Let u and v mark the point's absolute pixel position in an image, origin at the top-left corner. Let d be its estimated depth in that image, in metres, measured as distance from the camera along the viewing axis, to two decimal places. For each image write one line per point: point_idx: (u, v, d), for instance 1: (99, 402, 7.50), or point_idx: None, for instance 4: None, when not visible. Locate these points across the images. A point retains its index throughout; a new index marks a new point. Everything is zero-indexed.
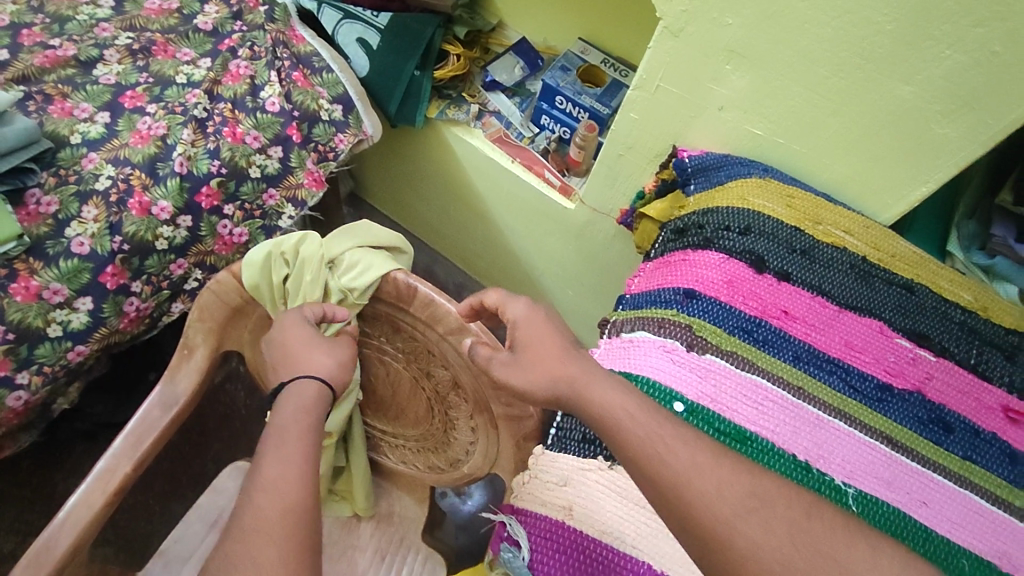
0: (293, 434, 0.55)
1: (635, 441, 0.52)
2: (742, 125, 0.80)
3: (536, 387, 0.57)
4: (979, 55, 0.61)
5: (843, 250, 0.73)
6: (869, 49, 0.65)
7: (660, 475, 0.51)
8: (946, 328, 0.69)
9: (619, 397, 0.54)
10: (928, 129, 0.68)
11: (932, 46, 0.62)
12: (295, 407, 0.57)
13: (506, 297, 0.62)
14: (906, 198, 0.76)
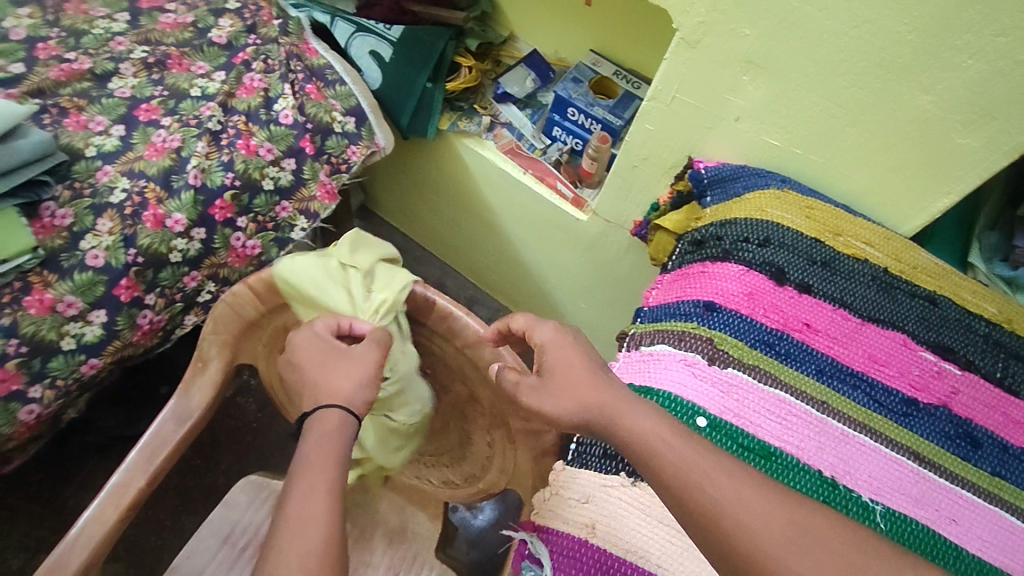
0: (323, 461, 0.55)
1: (668, 469, 0.50)
2: (759, 136, 0.79)
3: (565, 412, 0.55)
4: (1002, 64, 0.60)
5: (864, 262, 0.72)
6: (891, 58, 0.65)
7: (694, 504, 0.48)
8: (971, 341, 0.68)
9: (652, 424, 0.53)
10: (949, 139, 0.68)
11: (953, 55, 0.62)
12: (322, 430, 0.57)
13: (532, 320, 0.61)
14: (927, 209, 0.75)
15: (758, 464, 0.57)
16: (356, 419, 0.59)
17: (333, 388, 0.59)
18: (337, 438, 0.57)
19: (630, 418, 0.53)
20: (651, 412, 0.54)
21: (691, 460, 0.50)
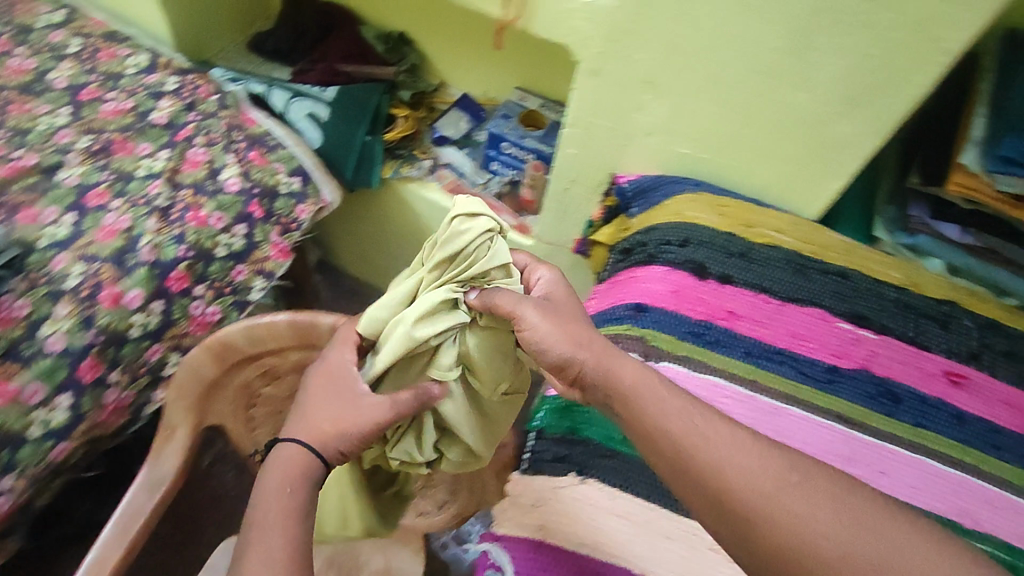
0: (276, 517, 0.55)
1: (673, 428, 0.50)
2: (669, 147, 0.86)
3: (557, 341, 0.56)
4: (859, 59, 0.67)
5: (778, 248, 0.78)
6: (765, 65, 0.72)
7: (697, 460, 0.49)
8: (883, 307, 0.74)
9: (637, 370, 0.54)
10: (832, 129, 0.74)
11: (817, 56, 0.69)
12: (275, 479, 0.58)
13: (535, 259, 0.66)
14: (825, 193, 0.81)
15: None
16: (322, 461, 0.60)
17: (309, 428, 0.61)
18: (287, 493, 0.57)
19: (616, 362, 0.55)
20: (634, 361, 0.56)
21: (680, 416, 0.51)
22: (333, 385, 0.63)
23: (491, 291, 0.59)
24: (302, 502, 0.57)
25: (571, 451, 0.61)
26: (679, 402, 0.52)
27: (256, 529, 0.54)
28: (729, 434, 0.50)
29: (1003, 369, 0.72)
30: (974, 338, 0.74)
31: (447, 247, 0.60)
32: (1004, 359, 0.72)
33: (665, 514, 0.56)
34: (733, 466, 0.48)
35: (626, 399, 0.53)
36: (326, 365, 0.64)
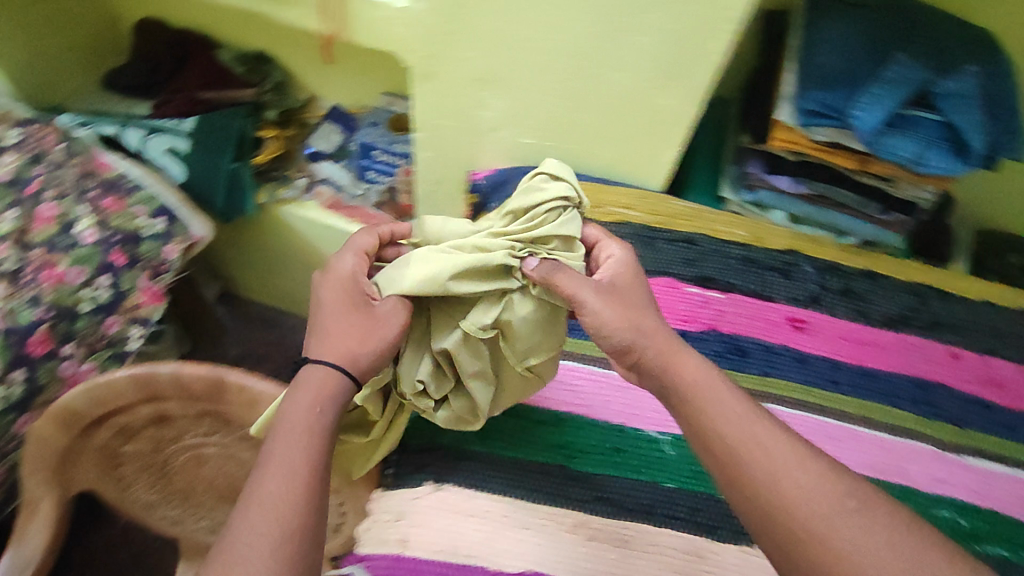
0: (300, 434, 0.49)
1: (730, 433, 0.48)
2: (516, 139, 0.86)
3: (618, 327, 0.55)
4: (661, 35, 0.68)
5: (625, 225, 0.81)
6: (581, 50, 0.73)
7: (747, 468, 0.46)
8: (729, 265, 0.78)
9: (703, 370, 0.53)
10: (656, 103, 0.75)
11: (624, 35, 0.69)
12: (305, 395, 0.51)
13: (608, 234, 0.62)
14: (663, 163, 0.82)
15: (549, 432, 0.64)
16: (352, 380, 0.53)
17: (333, 346, 0.54)
18: (316, 414, 0.50)
19: (682, 359, 0.54)
20: (704, 361, 0.54)
21: (736, 414, 0.50)
22: (350, 288, 0.57)
23: (556, 267, 0.55)
24: (328, 425, 0.50)
25: (429, 459, 0.63)
26: (739, 405, 0.50)
27: (275, 444, 0.48)
28: (776, 435, 0.48)
29: (842, 308, 0.77)
30: (814, 282, 0.78)
31: (524, 199, 0.59)
32: (842, 298, 0.78)
33: (520, 503, 0.59)
34: (771, 461, 0.46)
35: (687, 397, 0.52)
36: (340, 274, 0.58)
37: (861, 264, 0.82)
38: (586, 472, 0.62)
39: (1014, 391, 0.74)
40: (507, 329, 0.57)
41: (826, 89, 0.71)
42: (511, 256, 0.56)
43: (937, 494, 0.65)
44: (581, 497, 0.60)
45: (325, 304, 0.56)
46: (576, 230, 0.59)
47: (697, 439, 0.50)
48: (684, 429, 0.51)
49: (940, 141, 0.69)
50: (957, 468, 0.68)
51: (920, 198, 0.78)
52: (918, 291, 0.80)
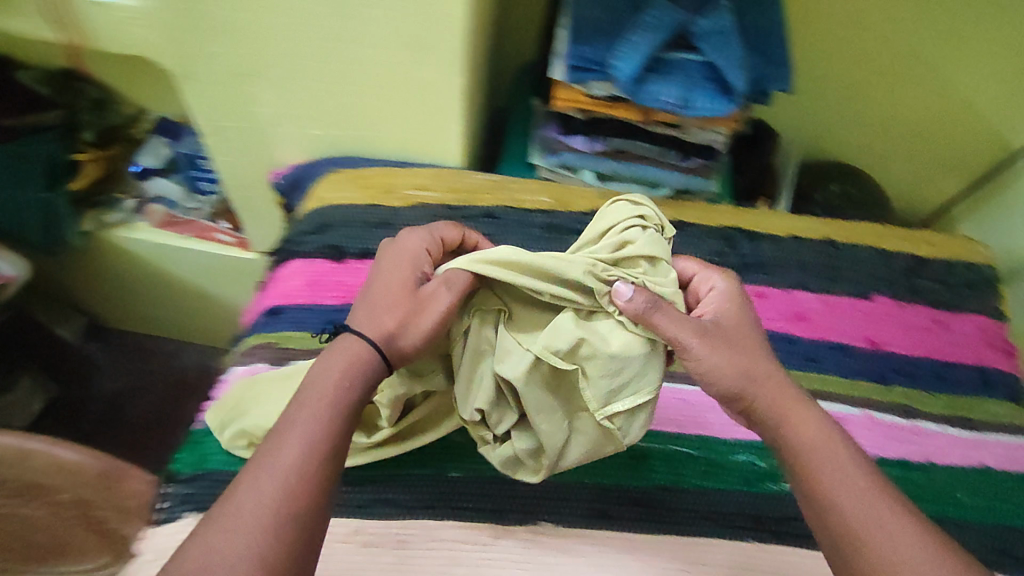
0: (322, 404, 0.47)
1: (840, 502, 0.45)
2: (302, 131, 0.81)
3: (729, 374, 0.51)
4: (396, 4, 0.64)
5: (420, 207, 0.77)
6: (325, 30, 0.68)
7: (859, 535, 0.44)
8: (529, 234, 0.77)
9: (820, 431, 0.49)
10: (420, 76, 0.71)
11: (360, 10, 0.65)
12: (341, 361, 0.49)
13: (706, 267, 0.57)
14: (450, 139, 0.79)
15: None
16: (383, 364, 0.51)
17: (374, 323, 0.51)
18: (342, 387, 0.48)
19: (800, 414, 0.50)
20: (820, 416, 0.50)
21: (843, 474, 0.46)
22: (410, 261, 0.55)
23: (654, 304, 0.49)
24: (350, 401, 0.48)
25: (196, 488, 0.60)
26: (857, 473, 0.46)
27: (295, 414, 0.46)
28: (883, 506, 0.45)
29: None
30: None
31: (598, 226, 0.55)
32: None
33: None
34: (869, 527, 0.44)
35: (801, 457, 0.48)
36: (415, 248, 0.56)
37: (667, 214, 0.81)
38: (360, 475, 0.60)
39: (818, 323, 0.74)
40: (586, 366, 0.50)
41: (590, 40, 0.67)
42: (592, 273, 0.49)
43: (885, 456, 0.66)
44: (357, 503, 0.59)
45: (375, 290, 0.54)
46: (663, 251, 0.52)
47: (808, 501, 0.46)
48: (793, 481, 0.48)
49: (708, 82, 0.67)
50: (982, 448, 0.68)
51: (713, 139, 0.77)
52: (727, 236, 0.79)
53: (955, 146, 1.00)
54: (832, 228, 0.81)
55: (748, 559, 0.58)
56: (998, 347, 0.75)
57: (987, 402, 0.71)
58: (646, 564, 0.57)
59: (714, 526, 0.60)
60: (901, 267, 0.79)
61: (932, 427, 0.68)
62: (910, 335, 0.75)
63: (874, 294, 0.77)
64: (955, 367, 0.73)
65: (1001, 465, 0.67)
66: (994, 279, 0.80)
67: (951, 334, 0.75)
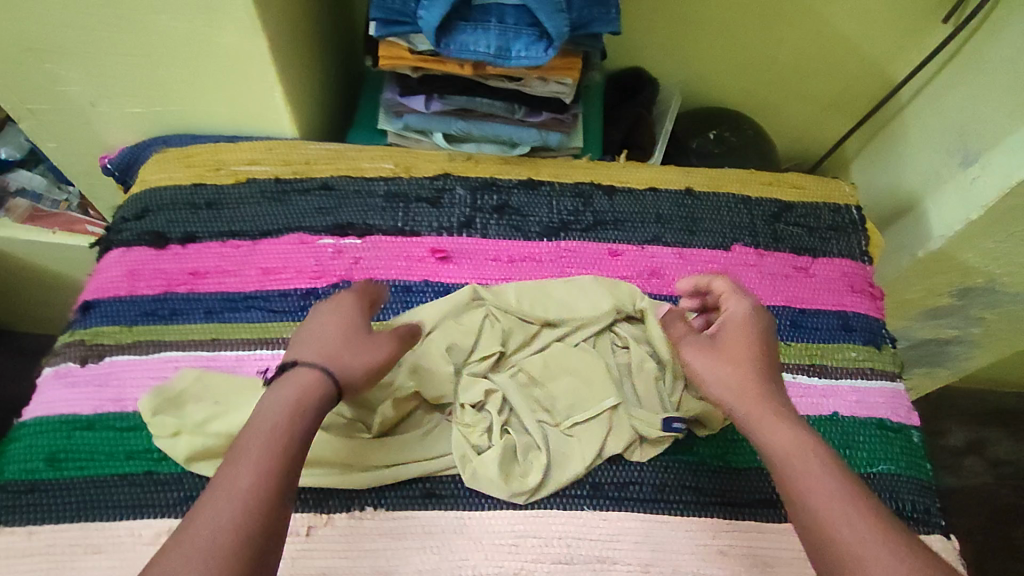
0: (270, 430, 0.46)
1: (814, 504, 0.44)
2: (124, 109, 0.74)
3: (714, 385, 0.53)
4: None
5: (250, 184, 0.73)
6: None
7: (834, 540, 0.42)
8: (369, 205, 0.73)
9: (794, 437, 0.48)
10: (227, 42, 0.63)
11: None
12: (290, 392, 0.49)
13: (735, 287, 0.57)
14: (279, 109, 0.73)
15: (132, 438, 0.60)
16: (333, 387, 0.50)
17: (329, 355, 0.51)
18: (293, 419, 0.47)
19: (775, 424, 0.49)
20: (797, 424, 0.49)
21: (816, 476, 0.45)
22: (348, 308, 0.55)
23: (676, 318, 0.60)
24: (299, 431, 0.47)
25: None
26: (829, 479, 0.45)
27: (244, 442, 0.46)
28: (852, 508, 0.43)
29: (495, 227, 0.72)
30: (466, 205, 0.74)
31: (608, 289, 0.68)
32: (495, 216, 0.73)
33: (95, 526, 0.57)
34: (838, 525, 0.43)
35: (777, 463, 0.47)
36: (342, 304, 0.56)
37: (520, 174, 0.76)
38: (176, 473, 0.59)
39: (672, 278, 0.71)
40: (618, 422, 0.61)
41: None
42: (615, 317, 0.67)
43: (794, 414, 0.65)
44: (170, 502, 0.58)
45: (329, 336, 0.53)
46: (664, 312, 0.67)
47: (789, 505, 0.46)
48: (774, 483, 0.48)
49: (527, 28, 0.62)
50: (894, 398, 0.67)
51: (560, 92, 0.72)
52: (582, 191, 0.75)
53: (836, 77, 0.98)
54: (693, 176, 0.78)
55: (582, 528, 0.58)
56: (863, 291, 0.73)
57: (843, 349, 0.69)
58: (476, 542, 0.57)
59: (549, 498, 0.59)
60: (763, 214, 0.76)
61: (784, 378, 0.66)
62: (769, 284, 0.71)
63: (733, 243, 0.73)
64: (814, 315, 0.70)
65: (851, 412, 0.65)
66: (861, 219, 0.77)
67: (813, 280, 0.72)
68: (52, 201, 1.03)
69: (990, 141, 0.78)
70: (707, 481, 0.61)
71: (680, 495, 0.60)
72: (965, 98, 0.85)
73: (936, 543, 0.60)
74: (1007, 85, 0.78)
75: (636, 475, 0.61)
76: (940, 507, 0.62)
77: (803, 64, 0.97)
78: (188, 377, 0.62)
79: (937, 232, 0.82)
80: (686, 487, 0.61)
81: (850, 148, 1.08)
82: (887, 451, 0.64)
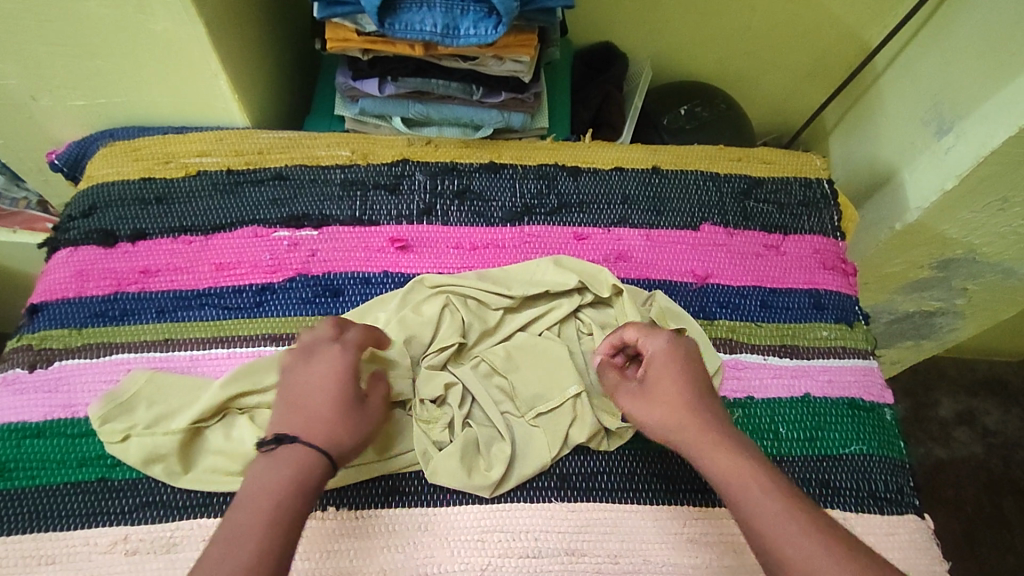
0: (263, 506, 0.44)
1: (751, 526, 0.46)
2: (67, 103, 0.71)
3: (653, 427, 0.53)
4: None
5: (201, 176, 0.70)
6: None
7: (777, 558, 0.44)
8: (325, 195, 0.70)
9: (733, 463, 0.48)
10: (162, 27, 0.61)
11: None
12: (283, 470, 0.46)
13: (647, 330, 0.57)
14: (227, 97, 0.72)
15: (84, 446, 0.57)
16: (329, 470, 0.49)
17: (322, 428, 0.49)
18: (287, 495, 0.45)
19: (716, 453, 0.49)
20: (739, 447, 0.50)
21: (762, 503, 0.46)
22: (343, 373, 0.52)
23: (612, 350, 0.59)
24: (295, 508, 0.45)
25: None
26: (773, 502, 0.46)
27: (237, 520, 0.44)
28: (800, 531, 0.44)
29: (456, 213, 0.70)
30: (426, 191, 0.71)
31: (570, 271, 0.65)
32: (456, 202, 0.70)
33: (47, 536, 0.54)
34: (789, 551, 0.43)
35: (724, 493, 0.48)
36: (341, 366, 0.52)
37: (482, 157, 0.74)
38: (131, 479, 0.56)
39: (640, 261, 0.69)
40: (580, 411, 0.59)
41: None
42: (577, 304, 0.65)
43: (769, 397, 0.63)
44: (125, 509, 0.55)
45: (319, 390, 0.51)
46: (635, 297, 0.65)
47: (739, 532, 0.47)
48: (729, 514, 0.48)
49: (474, 4, 0.61)
50: (869, 376, 0.66)
51: (517, 70, 0.69)
52: (546, 173, 0.73)
53: (811, 47, 0.96)
54: (661, 154, 0.75)
55: (549, 521, 0.57)
56: (836, 267, 0.71)
57: (815, 328, 0.67)
58: (442, 539, 0.55)
59: (516, 491, 0.58)
60: (732, 191, 0.74)
61: (754, 359, 0.65)
62: (740, 264, 0.70)
63: (702, 223, 0.71)
64: (785, 294, 0.69)
65: (823, 393, 0.64)
66: (834, 193, 0.75)
67: (784, 258, 0.71)
68: (11, 200, 0.92)
69: (963, 110, 0.76)
70: (677, 468, 0.60)
71: (650, 483, 0.59)
72: (938, 64, 0.82)
73: (910, 522, 0.59)
74: (979, 50, 0.76)
75: (604, 464, 0.59)
76: (914, 486, 0.61)
77: (774, 33, 0.95)
78: (138, 380, 0.59)
79: (913, 204, 0.80)
80: (655, 475, 0.59)
81: (827, 119, 1.05)
82: (860, 431, 0.63)
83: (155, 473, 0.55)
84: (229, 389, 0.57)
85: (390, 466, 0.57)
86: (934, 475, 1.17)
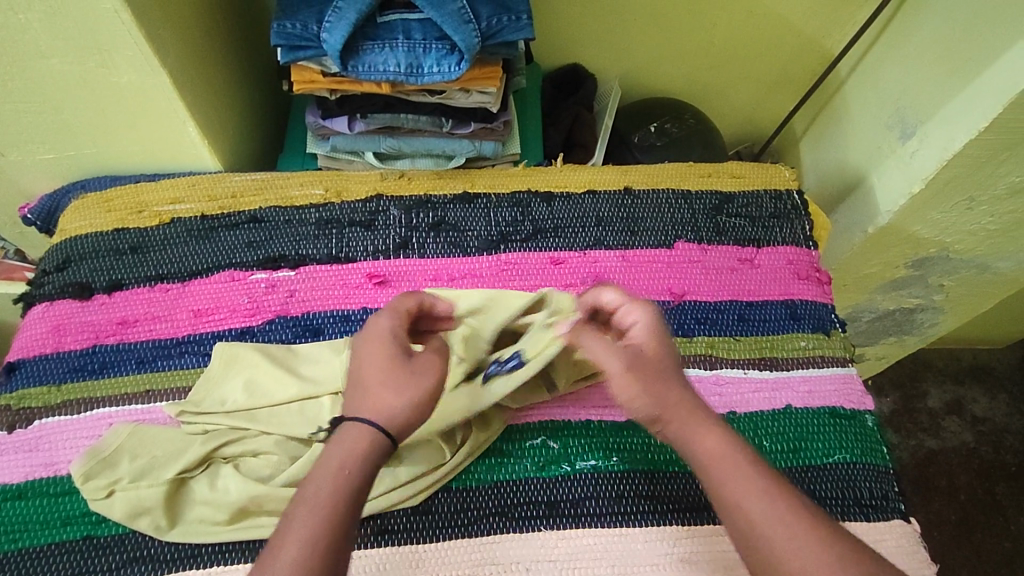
0: (322, 498, 0.44)
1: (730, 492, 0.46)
2: (37, 157, 0.71)
3: (644, 407, 0.50)
4: (46, 4, 0.54)
5: (174, 223, 0.70)
6: None
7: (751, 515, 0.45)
8: (300, 234, 0.70)
9: (720, 441, 0.49)
10: (126, 82, 0.62)
11: (4, 15, 0.54)
12: (337, 452, 0.47)
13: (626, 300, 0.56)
14: (197, 143, 0.72)
15: (64, 503, 0.56)
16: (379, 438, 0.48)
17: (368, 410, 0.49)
18: (339, 477, 0.45)
19: (703, 431, 0.49)
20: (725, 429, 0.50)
21: (742, 483, 0.46)
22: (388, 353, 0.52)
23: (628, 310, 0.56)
24: (358, 489, 0.46)
25: None
26: (759, 481, 0.46)
27: (300, 498, 0.44)
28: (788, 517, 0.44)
29: (432, 246, 0.70)
30: (402, 225, 0.71)
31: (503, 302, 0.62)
32: (432, 234, 0.71)
33: None
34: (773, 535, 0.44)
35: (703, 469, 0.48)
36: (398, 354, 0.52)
37: (456, 188, 0.74)
38: (118, 535, 0.55)
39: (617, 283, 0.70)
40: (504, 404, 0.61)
41: (295, 15, 0.62)
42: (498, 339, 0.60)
43: (751, 411, 0.64)
44: (112, 565, 0.54)
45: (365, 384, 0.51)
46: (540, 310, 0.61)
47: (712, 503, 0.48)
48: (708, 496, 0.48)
49: (436, 42, 0.62)
50: (847, 382, 0.66)
51: (484, 101, 0.70)
52: (519, 200, 0.73)
53: (774, 57, 0.98)
54: (631, 175, 0.77)
55: (539, 550, 0.57)
56: (810, 277, 0.72)
57: (792, 338, 0.68)
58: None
59: (504, 522, 0.58)
60: (704, 208, 0.75)
61: (734, 374, 0.66)
62: (715, 280, 0.71)
63: (675, 241, 0.72)
64: (761, 306, 0.70)
65: (804, 403, 0.65)
66: (803, 203, 0.76)
67: (758, 272, 0.72)
68: None
69: (925, 113, 0.78)
70: (665, 489, 0.60)
71: (637, 505, 0.59)
72: (898, 70, 0.84)
73: (897, 527, 0.60)
74: (936, 55, 0.78)
75: (591, 489, 0.59)
76: (899, 491, 0.62)
77: (737, 46, 0.96)
78: (121, 434, 0.58)
79: (883, 207, 0.80)
80: (644, 497, 0.59)
81: (797, 127, 1.07)
82: (842, 440, 0.63)
83: (142, 526, 0.55)
84: (211, 415, 0.59)
85: (377, 506, 0.56)
86: (929, 468, 1.17)
